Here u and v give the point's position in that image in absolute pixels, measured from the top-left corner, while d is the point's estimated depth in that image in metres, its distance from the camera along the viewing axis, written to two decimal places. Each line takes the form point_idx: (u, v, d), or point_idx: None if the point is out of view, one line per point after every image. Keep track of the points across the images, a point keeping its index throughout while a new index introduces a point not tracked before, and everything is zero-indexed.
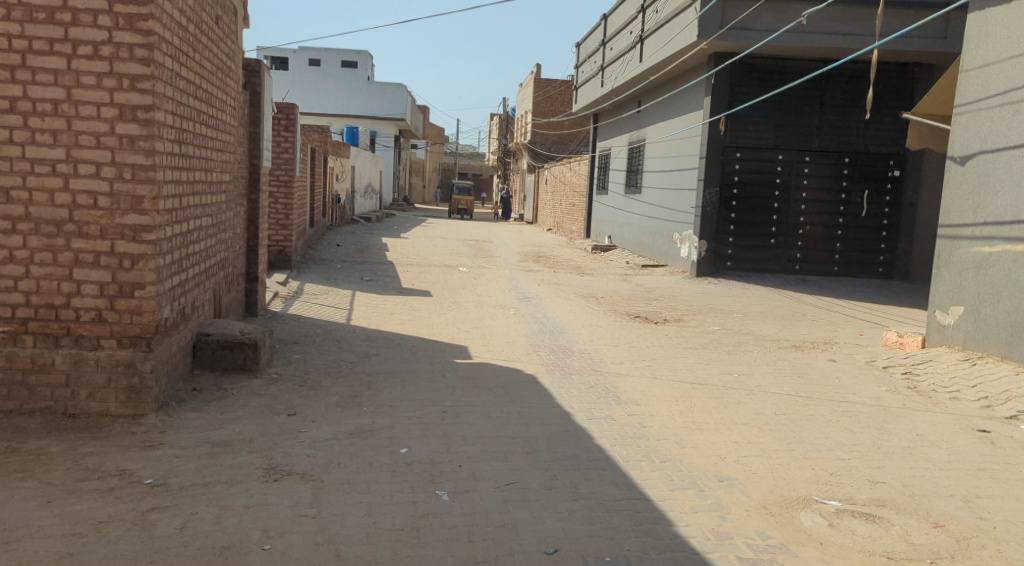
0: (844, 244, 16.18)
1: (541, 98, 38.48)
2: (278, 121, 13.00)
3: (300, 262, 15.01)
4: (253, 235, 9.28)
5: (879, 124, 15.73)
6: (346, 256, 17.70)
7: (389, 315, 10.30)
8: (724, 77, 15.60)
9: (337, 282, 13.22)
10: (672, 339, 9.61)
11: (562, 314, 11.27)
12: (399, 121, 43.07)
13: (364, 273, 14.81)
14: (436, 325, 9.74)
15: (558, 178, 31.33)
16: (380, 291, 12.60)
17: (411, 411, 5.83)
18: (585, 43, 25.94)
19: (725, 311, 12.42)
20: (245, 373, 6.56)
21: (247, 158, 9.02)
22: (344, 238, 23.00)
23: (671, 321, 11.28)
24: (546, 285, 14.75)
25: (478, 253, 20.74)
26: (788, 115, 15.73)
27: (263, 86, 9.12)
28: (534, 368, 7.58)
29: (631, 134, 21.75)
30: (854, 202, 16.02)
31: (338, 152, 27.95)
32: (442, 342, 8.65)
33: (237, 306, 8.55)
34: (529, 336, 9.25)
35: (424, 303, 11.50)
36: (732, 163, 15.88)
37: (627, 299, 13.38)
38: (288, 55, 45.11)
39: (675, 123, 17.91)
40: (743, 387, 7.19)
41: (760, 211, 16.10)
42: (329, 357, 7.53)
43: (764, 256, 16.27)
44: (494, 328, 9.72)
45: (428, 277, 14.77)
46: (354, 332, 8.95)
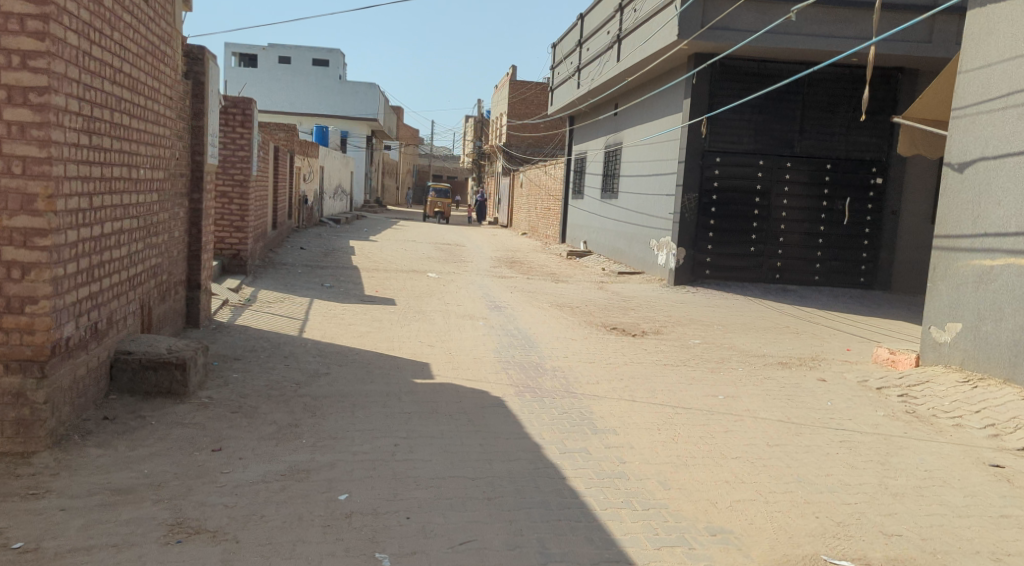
0: (825, 252, 15.62)
1: (516, 99, 37.83)
2: (232, 116, 12.23)
3: (259, 266, 14.18)
4: (195, 239, 8.50)
5: (862, 129, 15.20)
6: (309, 260, 16.89)
7: (346, 326, 9.50)
8: (704, 79, 15.02)
9: (295, 288, 12.42)
10: (651, 355, 8.93)
11: (534, 326, 10.53)
12: (371, 121, 42.23)
13: (327, 278, 14.01)
14: (396, 338, 8.96)
15: (533, 182, 30.68)
16: (340, 298, 11.83)
17: (356, 445, 5.07)
18: (561, 44, 25.31)
19: (705, 323, 11.77)
20: (170, 398, 5.82)
21: (189, 154, 8.27)
22: (310, 241, 22.17)
23: (649, 334, 10.62)
24: (517, 293, 14.04)
25: (448, 257, 20.00)
26: (769, 119, 15.17)
27: (207, 75, 8.39)
28: (501, 391, 6.83)
29: (607, 137, 21.13)
30: (836, 210, 15.47)
31: (306, 151, 27.11)
32: (402, 359, 7.88)
33: (173, 317, 7.78)
34: (499, 352, 8.51)
35: (386, 313, 10.73)
36: (711, 168, 15.30)
37: (602, 309, 12.71)
38: (257, 52, 44.09)
39: (653, 126, 17.30)
40: (730, 412, 6.51)
41: (740, 218, 15.53)
42: (272, 376, 6.75)
43: (743, 264, 15.71)
44: (461, 342, 8.97)
45: (394, 283, 14.01)
46: (305, 346, 8.15)
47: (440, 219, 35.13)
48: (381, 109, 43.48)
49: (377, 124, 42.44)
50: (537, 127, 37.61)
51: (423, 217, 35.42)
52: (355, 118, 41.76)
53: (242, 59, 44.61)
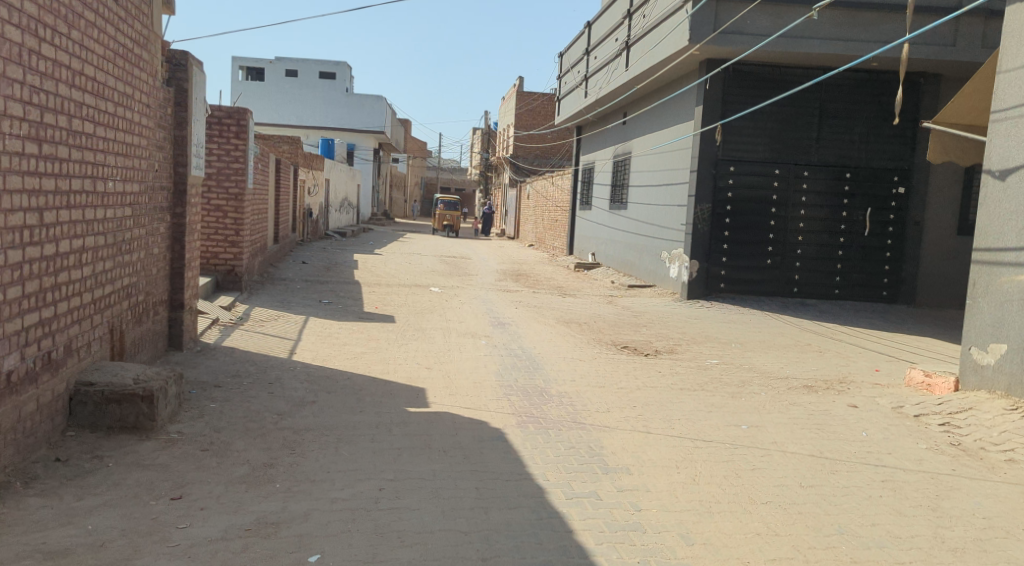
0: (845, 265, 14.98)
1: (523, 111, 37.34)
2: (227, 128, 11.79)
3: (255, 282, 13.66)
4: (178, 256, 7.94)
5: (883, 136, 14.58)
6: (310, 274, 16.37)
7: (339, 347, 8.93)
8: (716, 85, 14.46)
9: (291, 305, 11.87)
10: (666, 379, 8.32)
11: (540, 345, 9.94)
12: (378, 134, 41.81)
13: (325, 294, 13.46)
14: (391, 360, 8.38)
15: (540, 193, 30.14)
16: (337, 316, 11.27)
17: (336, 491, 4.51)
18: (568, 53, 24.82)
19: (721, 341, 11.17)
20: (136, 434, 5.26)
21: (170, 165, 7.73)
22: (313, 254, 21.64)
23: (663, 354, 10.01)
24: (524, 309, 13.46)
25: (453, 271, 19.44)
26: (785, 127, 14.60)
27: (191, 82, 7.85)
28: (502, 423, 6.23)
29: (616, 147, 20.56)
30: (856, 220, 14.83)
31: (311, 164, 26.64)
32: (396, 385, 7.29)
33: (151, 341, 7.24)
34: (501, 376, 7.91)
35: (385, 331, 10.17)
36: (725, 178, 14.74)
37: (612, 326, 12.11)
38: (264, 66, 43.72)
39: (664, 134, 16.74)
40: (756, 445, 5.91)
41: (755, 229, 14.94)
42: (252, 406, 6.18)
43: (759, 277, 15.09)
44: (460, 365, 8.37)
45: (395, 299, 13.45)
46: (294, 370, 7.59)
47: (450, 232, 34.30)
48: (388, 121, 43.08)
49: (384, 136, 42.02)
50: (544, 138, 37.08)
51: (432, 230, 34.74)
52: (361, 131, 41.35)
53: (249, 73, 44.25)
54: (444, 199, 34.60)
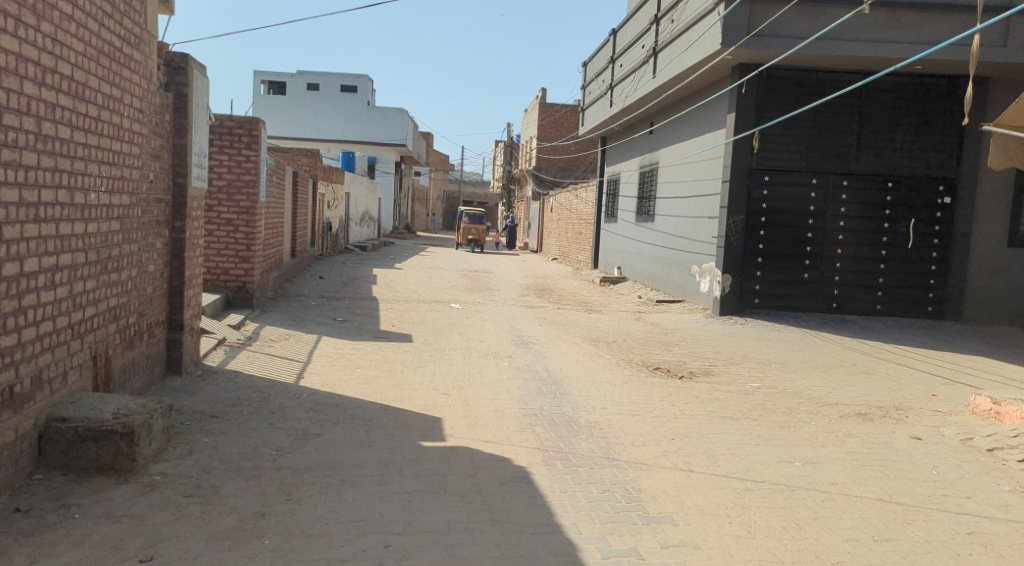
0: (887, 279, 14.20)
1: (545, 122, 36.76)
2: (238, 138, 11.26)
3: (269, 299, 13.11)
4: (177, 273, 7.36)
5: (927, 144, 13.83)
6: (327, 290, 15.81)
7: (351, 370, 8.32)
8: (749, 91, 13.80)
9: (304, 324, 11.30)
10: (705, 406, 7.63)
11: (566, 367, 9.27)
12: (400, 147, 41.41)
13: (341, 312, 12.89)
14: (406, 385, 7.76)
15: (564, 206, 29.51)
16: (352, 335, 10.69)
17: (333, 550, 3.91)
18: (592, 62, 24.22)
19: (760, 362, 10.45)
20: (114, 476, 4.67)
21: (168, 175, 7.16)
22: (332, 269, 21.11)
23: (699, 377, 9.30)
24: (549, 327, 12.80)
25: (475, 286, 18.83)
26: (823, 134, 13.89)
27: (191, 87, 7.29)
28: (525, 459, 5.58)
29: (643, 157, 19.89)
30: (899, 232, 14.07)
31: (330, 177, 26.19)
32: (410, 414, 6.67)
33: (146, 366, 6.66)
34: (525, 403, 7.26)
35: (401, 352, 9.58)
36: (759, 188, 14.04)
37: (642, 345, 11.42)
38: (286, 79, 43.44)
39: (694, 143, 16.06)
40: (814, 487, 5.23)
41: (792, 242, 14.21)
42: (250, 439, 5.57)
43: (797, 292, 14.34)
44: (481, 390, 7.73)
45: (414, 317, 12.86)
46: (300, 397, 6.99)
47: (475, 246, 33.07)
48: (410, 134, 42.65)
49: (405, 150, 41.62)
50: (567, 150, 36.44)
51: (456, 246, 33.87)
52: (383, 144, 40.97)
53: (271, 87, 43.94)
54: (469, 213, 33.65)
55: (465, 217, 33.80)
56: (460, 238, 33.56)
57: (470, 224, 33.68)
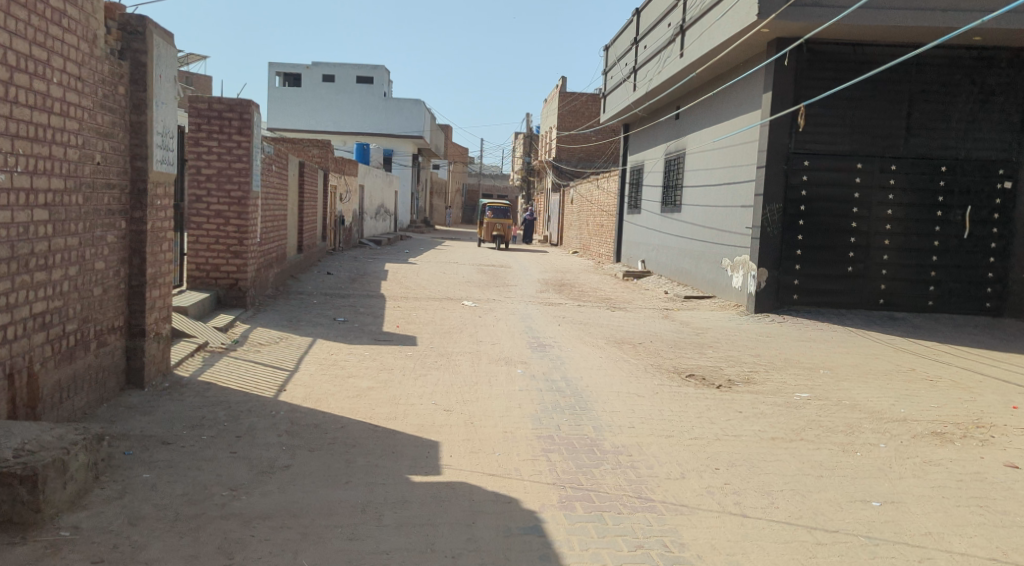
0: (940, 272, 13.01)
1: (565, 111, 35.53)
2: (228, 122, 10.24)
3: (266, 298, 12.12)
4: (138, 271, 6.22)
5: (984, 122, 12.63)
6: (332, 288, 14.78)
7: (341, 380, 7.28)
8: (787, 67, 12.66)
9: (300, 324, 10.28)
10: (752, 425, 6.52)
11: (589, 375, 8.20)
12: (417, 139, 40.35)
13: (342, 311, 11.85)
14: (402, 399, 6.72)
15: (584, 197, 28.36)
16: (350, 337, 9.67)
17: None
18: (614, 45, 23.04)
19: (807, 369, 9.35)
20: (10, 533, 3.67)
21: (124, 158, 6.01)
22: (342, 265, 20.07)
23: (739, 386, 8.17)
24: (569, 327, 11.68)
25: (491, 282, 17.74)
26: (870, 114, 12.70)
27: (151, 55, 6.10)
28: (538, 501, 4.52)
29: (668, 144, 18.72)
30: (952, 221, 12.87)
31: (341, 168, 25.11)
32: (403, 437, 5.62)
33: (94, 381, 5.63)
34: (540, 423, 6.19)
35: (403, 358, 8.55)
36: (798, 174, 12.89)
37: (672, 347, 10.28)
38: (300, 71, 42.16)
39: (725, 126, 14.91)
40: (904, 545, 4.18)
41: (834, 232, 13.03)
42: (199, 472, 4.54)
43: (839, 287, 13.17)
44: (490, 404, 6.68)
45: (422, 316, 11.83)
46: (276, 413, 5.94)
47: (500, 242, 30.50)
48: (428, 126, 41.49)
49: (422, 141, 40.55)
50: (587, 139, 35.27)
51: (478, 242, 31.46)
52: (400, 137, 39.94)
53: (285, 79, 42.68)
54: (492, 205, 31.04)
55: (487, 210, 32.08)
56: (483, 234, 31.00)
57: (495, 217, 31.03)
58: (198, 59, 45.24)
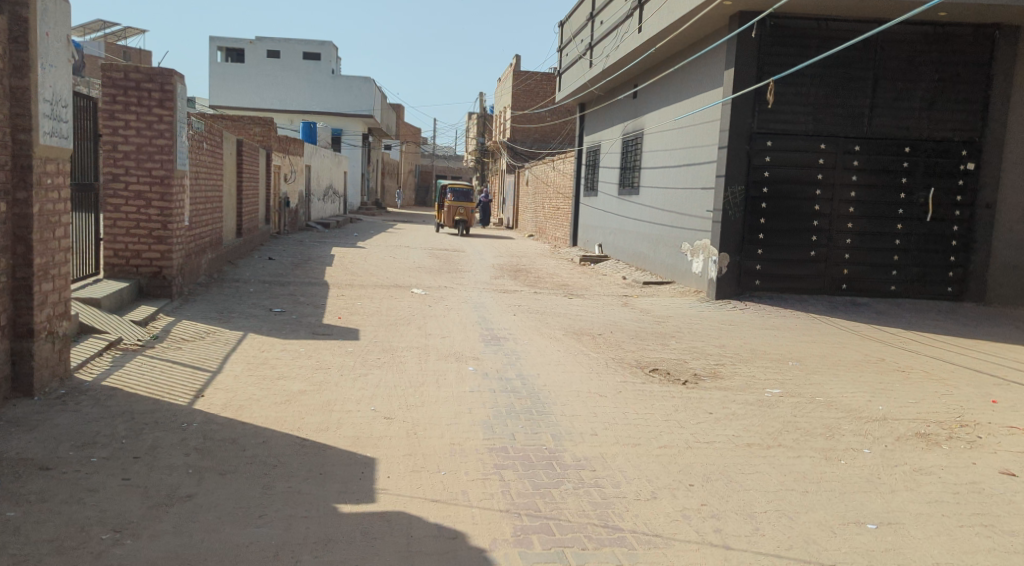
0: (903, 256, 12.63)
1: (519, 90, 34.76)
2: (147, 94, 9.32)
3: (197, 287, 11.21)
4: (24, 262, 5.39)
5: (949, 101, 12.24)
6: (272, 275, 13.88)
7: (270, 382, 6.51)
8: (749, 42, 12.09)
9: (231, 316, 9.44)
10: (724, 430, 5.93)
11: (546, 371, 7.55)
12: (367, 119, 39.19)
13: (280, 300, 11.02)
14: (338, 404, 6.00)
15: (539, 179, 27.69)
16: (287, 330, 8.87)
17: None
18: (569, 22, 22.38)
19: (775, 361, 8.83)
20: None
21: (3, 129, 5.17)
22: (285, 250, 19.08)
23: (706, 383, 7.60)
24: (524, 317, 11.01)
25: (443, 267, 16.97)
26: (833, 93, 12.22)
27: (34, 9, 5.27)
28: (488, 536, 3.85)
29: (626, 124, 18.11)
30: (915, 203, 12.48)
31: (286, 148, 24.00)
32: (334, 453, 4.90)
33: None
34: (492, 432, 5.52)
35: (342, 354, 7.80)
36: (760, 155, 12.36)
37: (633, 338, 9.67)
38: (244, 46, 40.52)
39: (685, 104, 14.34)
40: None
41: (797, 216, 12.54)
42: (79, 507, 3.79)
43: (802, 273, 12.71)
44: (437, 410, 5.98)
45: (367, 306, 11.06)
46: (187, 425, 5.17)
47: (462, 227, 28.06)
48: (378, 104, 40.30)
49: (373, 121, 39.39)
50: (542, 118, 34.55)
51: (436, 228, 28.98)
52: (350, 116, 38.73)
53: (228, 54, 40.96)
54: (453, 188, 28.49)
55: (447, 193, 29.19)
56: (444, 219, 28.41)
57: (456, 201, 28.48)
58: (136, 32, 43.30)
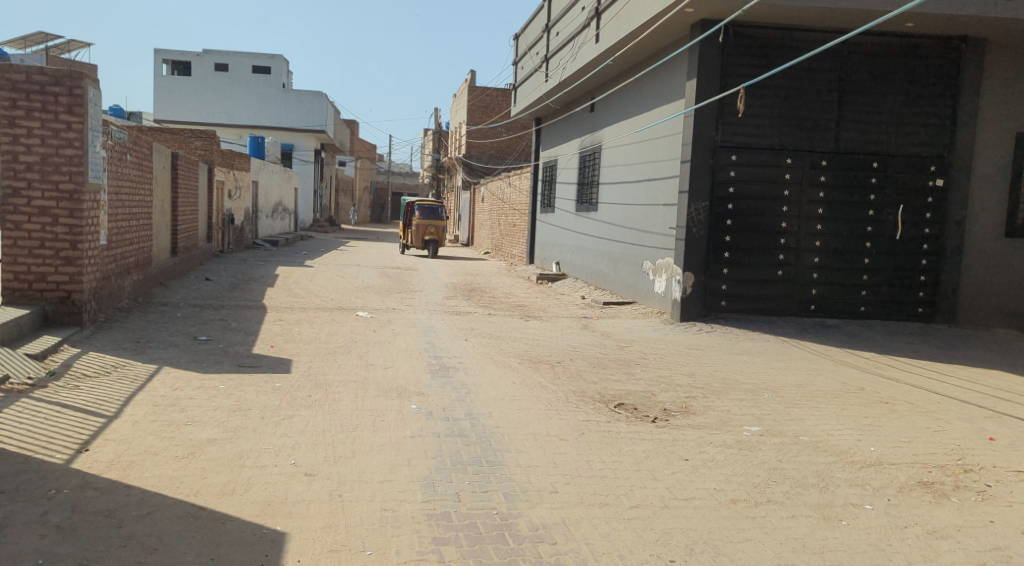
0: (872, 275, 12.03)
1: (474, 106, 34.09)
2: (53, 99, 8.32)
3: (116, 312, 10.12)
4: None
5: (916, 115, 11.74)
6: (205, 297, 12.81)
7: (174, 428, 5.53)
8: (713, 52, 11.46)
9: (148, 346, 8.41)
10: (704, 482, 5.16)
11: (498, 409, 6.70)
12: (319, 134, 38.11)
13: (208, 326, 9.99)
14: (251, 455, 5.06)
15: (496, 195, 26.97)
16: (209, 361, 7.88)
17: None
18: (524, 34, 21.72)
19: (749, 392, 8.08)
20: None
21: None
22: (226, 269, 17.94)
23: (677, 420, 6.81)
24: (478, 342, 10.14)
25: (393, 288, 16.03)
26: (799, 106, 11.64)
27: None
28: None
29: (584, 137, 17.41)
30: (884, 221, 11.91)
31: (230, 162, 22.84)
32: (235, 526, 4.00)
33: None
34: (433, 491, 4.64)
35: (268, 390, 6.86)
36: (725, 170, 11.71)
37: (595, 367, 8.87)
38: (190, 59, 39.20)
39: (645, 117, 13.68)
40: None
41: (763, 233, 11.88)
42: None
43: (769, 293, 12.02)
44: (369, 461, 5.10)
45: (306, 333, 10.09)
46: (57, 492, 4.20)
47: (432, 248, 26.01)
48: (331, 119, 39.23)
49: (326, 135, 38.31)
50: (497, 134, 33.82)
51: (400, 246, 26.59)
52: (302, 130, 37.59)
53: (173, 67, 39.64)
54: (421, 204, 26.29)
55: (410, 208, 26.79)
56: (414, 238, 26.11)
57: (426, 219, 26.27)
58: (79, 44, 41.69)
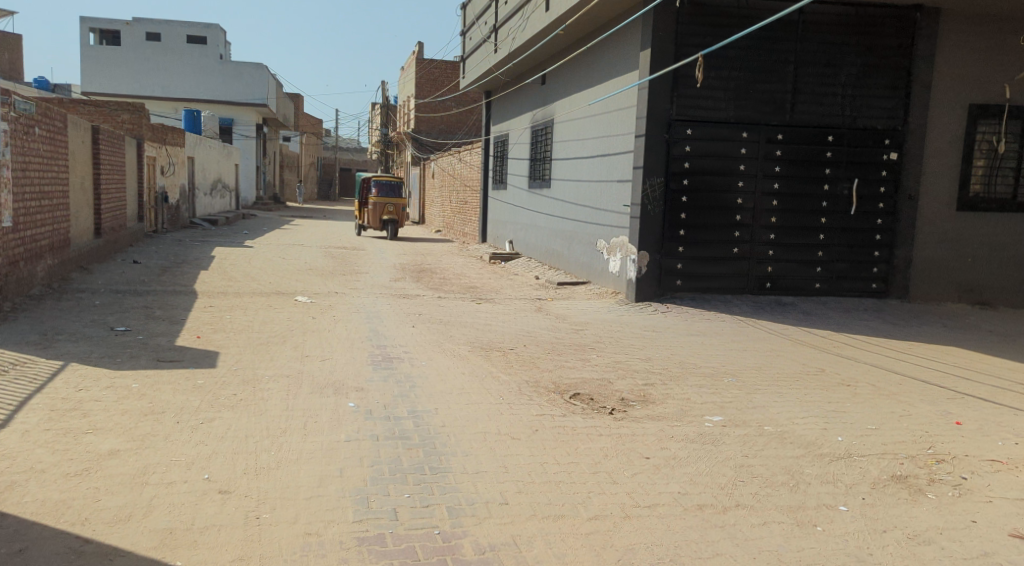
0: (827, 252, 11.73)
1: (422, 79, 33.20)
2: None
3: (25, 300, 9.30)
4: None
5: (872, 88, 11.40)
6: (131, 282, 11.97)
7: (70, 438, 4.87)
8: (665, 21, 10.95)
9: (58, 339, 7.66)
10: (666, 485, 4.70)
11: (445, 404, 6.17)
12: (261, 108, 36.82)
13: (131, 315, 9.24)
14: (159, 470, 4.45)
15: (446, 171, 26.26)
16: (125, 355, 7.18)
17: None
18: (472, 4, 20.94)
19: (709, 377, 7.68)
20: None
21: None
22: (159, 251, 17.00)
23: (636, 411, 6.35)
24: (425, 328, 9.57)
25: (337, 269, 15.33)
26: (754, 77, 11.22)
27: None
28: None
29: (535, 111, 16.84)
30: (840, 196, 11.60)
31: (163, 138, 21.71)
32: None
33: None
34: (365, 509, 4.11)
35: (189, 388, 6.21)
36: (679, 144, 11.26)
37: (549, 353, 8.38)
38: (120, 28, 37.39)
39: (598, 90, 13.15)
40: None
41: (718, 210, 11.48)
42: None
43: (725, 271, 11.65)
44: (296, 473, 4.54)
45: (240, 321, 9.41)
46: None
47: (392, 227, 24.88)
48: (273, 93, 37.93)
49: (268, 110, 37.02)
50: (446, 108, 33.01)
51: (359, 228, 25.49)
52: (242, 104, 36.25)
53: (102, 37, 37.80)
54: (378, 179, 25.09)
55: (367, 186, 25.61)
56: (372, 217, 25.03)
57: (384, 196, 25.13)
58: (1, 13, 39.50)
